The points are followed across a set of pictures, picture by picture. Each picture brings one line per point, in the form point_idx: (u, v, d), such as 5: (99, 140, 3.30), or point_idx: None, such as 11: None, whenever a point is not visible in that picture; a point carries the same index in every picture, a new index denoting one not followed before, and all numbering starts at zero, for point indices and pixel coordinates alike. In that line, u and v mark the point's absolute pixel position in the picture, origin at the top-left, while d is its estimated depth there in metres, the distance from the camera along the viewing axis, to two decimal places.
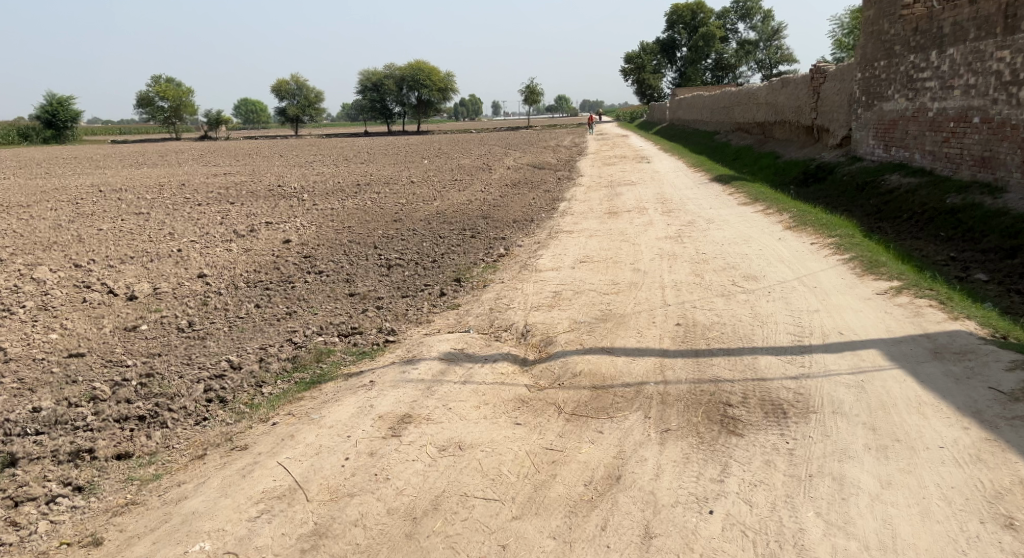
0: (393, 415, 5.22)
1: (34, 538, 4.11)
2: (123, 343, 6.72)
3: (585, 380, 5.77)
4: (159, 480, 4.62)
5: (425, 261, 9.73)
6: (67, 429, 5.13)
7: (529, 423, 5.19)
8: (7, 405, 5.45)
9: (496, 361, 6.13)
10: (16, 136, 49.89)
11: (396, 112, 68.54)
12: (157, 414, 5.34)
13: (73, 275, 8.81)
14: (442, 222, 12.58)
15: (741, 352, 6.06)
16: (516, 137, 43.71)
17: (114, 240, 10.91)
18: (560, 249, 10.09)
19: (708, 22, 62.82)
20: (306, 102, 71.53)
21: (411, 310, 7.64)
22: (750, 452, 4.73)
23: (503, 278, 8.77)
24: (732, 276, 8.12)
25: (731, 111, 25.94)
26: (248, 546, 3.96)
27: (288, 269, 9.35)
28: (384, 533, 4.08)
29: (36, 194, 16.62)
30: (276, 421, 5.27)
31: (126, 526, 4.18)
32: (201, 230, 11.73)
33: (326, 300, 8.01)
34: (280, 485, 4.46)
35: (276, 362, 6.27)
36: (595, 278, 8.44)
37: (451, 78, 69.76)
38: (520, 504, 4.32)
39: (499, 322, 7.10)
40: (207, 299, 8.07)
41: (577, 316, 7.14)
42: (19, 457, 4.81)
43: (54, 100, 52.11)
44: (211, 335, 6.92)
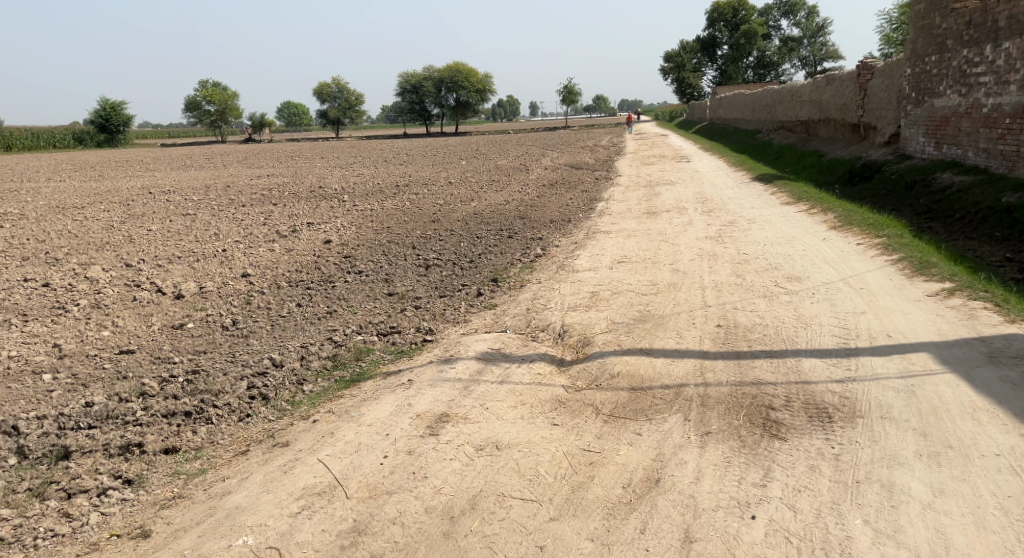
0: (431, 414, 5.24)
1: (86, 529, 4.22)
2: (170, 341, 6.88)
3: (623, 382, 5.71)
4: (204, 475, 4.72)
5: (462, 262, 9.76)
6: (118, 424, 5.28)
7: (566, 423, 5.17)
8: (61, 399, 5.62)
9: (533, 361, 6.12)
10: (72, 140, 51.71)
11: (435, 113, 68.94)
12: (202, 410, 5.46)
13: (124, 275, 9.08)
14: (480, 223, 12.60)
15: (784, 355, 5.93)
16: (552, 137, 43.59)
17: (163, 240, 11.19)
18: (598, 249, 10.03)
19: (750, 20, 61.84)
20: (346, 104, 72.50)
21: (448, 310, 7.67)
22: (794, 456, 4.63)
23: (540, 278, 8.75)
24: (774, 277, 7.97)
25: (774, 110, 25.45)
26: (289, 542, 4.01)
27: (329, 269, 9.48)
28: (422, 531, 4.10)
29: (90, 196, 17.15)
30: (317, 419, 5.34)
31: (173, 519, 4.28)
32: (245, 231, 11.96)
33: (365, 299, 8.10)
34: (320, 481, 4.51)
35: (316, 360, 6.35)
36: (634, 279, 8.36)
37: (489, 79, 69.92)
38: (558, 506, 4.29)
39: (536, 322, 7.08)
40: (251, 298, 8.22)
41: (615, 316, 7.08)
42: (72, 450, 4.95)
43: (107, 105, 53.65)
44: (254, 333, 7.04)
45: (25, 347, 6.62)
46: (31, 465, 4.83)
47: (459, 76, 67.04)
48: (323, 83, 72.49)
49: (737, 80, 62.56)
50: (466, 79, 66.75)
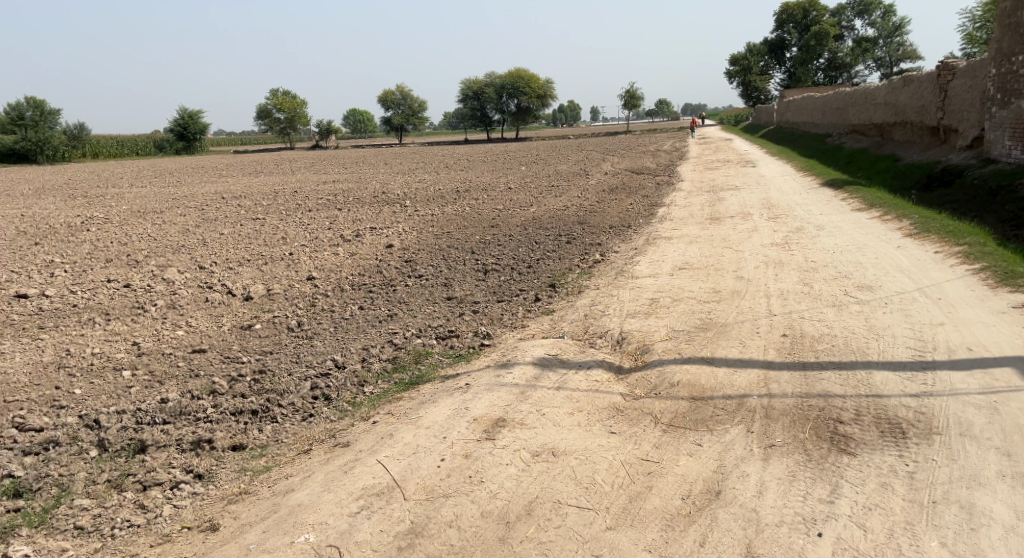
0: (488, 419, 5.26)
1: (159, 521, 4.41)
2: (239, 341, 7.14)
3: (683, 391, 5.61)
4: (270, 472, 4.86)
5: (520, 267, 9.78)
6: (190, 420, 5.50)
7: (624, 432, 5.11)
8: (138, 395, 5.89)
9: (591, 368, 6.07)
10: (152, 148, 54.29)
11: (496, 119, 69.36)
12: (268, 409, 5.64)
13: (198, 276, 9.47)
14: (539, 228, 12.61)
15: (854, 366, 5.71)
16: (613, 142, 43.24)
17: (234, 244, 11.61)
18: (658, 256, 9.88)
19: (821, 20, 60.00)
20: (410, 111, 73.72)
21: (506, 315, 7.70)
22: (864, 473, 4.45)
23: (598, 284, 8.69)
24: (844, 285, 7.69)
25: (846, 112, 24.58)
26: (349, 541, 4.09)
27: (390, 272, 9.66)
28: (478, 536, 4.11)
29: (168, 201, 17.96)
30: (376, 420, 5.43)
31: (240, 514, 4.42)
32: (311, 235, 12.31)
33: (425, 303, 8.20)
34: (378, 482, 4.59)
35: (377, 362, 6.48)
36: (696, 286, 8.21)
37: (550, 85, 69.92)
38: (615, 515, 4.24)
39: (594, 329, 7.02)
40: (315, 300, 8.46)
41: (675, 324, 6.96)
42: (147, 444, 5.17)
43: (184, 113, 56.10)
44: (318, 334, 7.23)
45: (107, 344, 6.96)
46: (111, 456, 5.06)
47: (521, 83, 67.27)
48: (388, 91, 73.92)
49: (807, 83, 60.72)
50: (527, 86, 66.91)
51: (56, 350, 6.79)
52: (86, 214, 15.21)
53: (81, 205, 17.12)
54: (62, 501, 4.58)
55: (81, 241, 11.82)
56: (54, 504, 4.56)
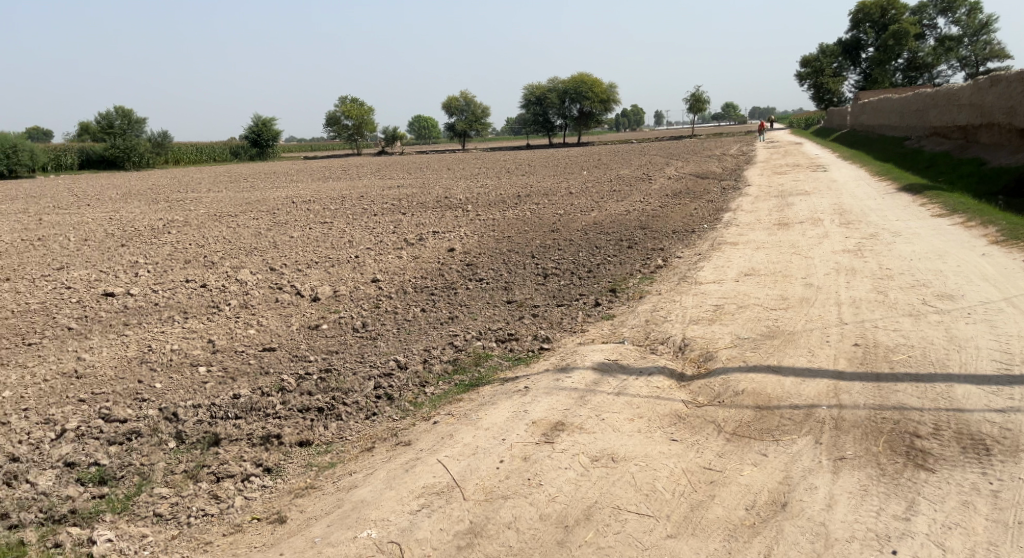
0: (547, 422, 5.27)
1: (231, 511, 4.59)
2: (306, 340, 7.38)
3: (748, 400, 5.48)
4: (334, 468, 5.00)
5: (581, 271, 9.76)
6: (260, 416, 5.71)
7: (686, 439, 5.03)
8: (212, 390, 6.15)
9: (652, 375, 5.99)
10: (228, 154, 56.71)
11: (558, 124, 69.36)
12: (333, 407, 5.80)
13: (269, 277, 9.84)
14: (600, 232, 12.55)
15: (932, 379, 5.47)
16: (678, 146, 42.58)
17: (303, 246, 12.00)
18: (723, 261, 9.69)
19: (901, 19, 57.64)
20: (473, 117, 74.50)
21: (565, 319, 7.70)
22: (942, 489, 4.26)
23: (660, 289, 8.59)
24: (922, 294, 7.37)
25: (927, 114, 23.54)
26: (409, 538, 4.16)
27: (452, 276, 9.80)
28: (537, 538, 4.12)
29: (243, 204, 18.74)
30: (437, 420, 5.52)
31: (306, 508, 4.56)
32: (377, 238, 12.60)
33: (485, 306, 8.28)
34: (438, 481, 4.66)
35: (438, 363, 6.58)
36: (763, 293, 8.02)
37: (614, 90, 69.48)
38: (676, 523, 4.19)
39: (655, 335, 6.94)
40: (379, 302, 8.66)
41: (740, 331, 6.82)
42: (221, 437, 5.39)
43: (258, 120, 58.31)
44: (382, 335, 7.40)
45: (185, 341, 7.30)
46: (187, 448, 5.30)
47: (584, 88, 67.07)
48: (452, 97, 74.84)
49: (884, 84, 58.38)
50: (590, 90, 66.63)
51: (139, 346, 7.16)
52: (168, 217, 15.99)
53: (163, 209, 18.02)
54: (143, 489, 4.81)
55: (162, 243, 12.43)
56: (136, 491, 4.79)
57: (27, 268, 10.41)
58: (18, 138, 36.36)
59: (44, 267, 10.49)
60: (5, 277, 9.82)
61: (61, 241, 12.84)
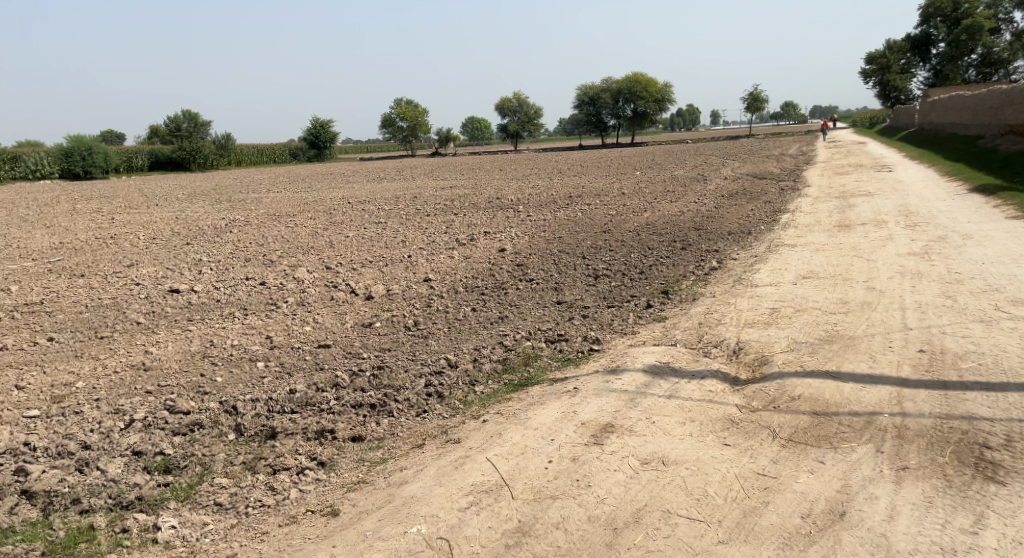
0: (596, 423, 5.25)
1: (287, 503, 4.72)
2: (360, 337, 7.53)
3: (805, 406, 5.35)
4: (386, 464, 5.09)
5: (632, 272, 9.67)
6: (315, 410, 5.86)
7: (739, 444, 4.94)
8: (270, 384, 6.33)
9: (704, 378, 5.89)
10: (287, 156, 58.24)
11: (611, 125, 68.86)
12: (385, 403, 5.90)
13: (325, 276, 10.07)
14: (652, 233, 12.42)
15: (1004, 388, 5.22)
16: (735, 146, 41.73)
17: (358, 246, 12.24)
18: (780, 264, 9.47)
19: (974, 13, 55.17)
20: (526, 118, 74.56)
21: (616, 321, 7.64)
22: (1013, 504, 4.08)
23: (714, 292, 8.44)
24: (994, 300, 7.05)
25: (1003, 111, 22.49)
26: (458, 535, 4.20)
27: (502, 276, 9.85)
28: (585, 539, 4.11)
29: (300, 204, 19.21)
30: (486, 419, 5.56)
31: (358, 502, 4.65)
32: (429, 239, 12.75)
33: (535, 306, 8.30)
34: (487, 480, 4.69)
35: (488, 362, 6.62)
36: (821, 296, 7.80)
37: (669, 89, 68.53)
38: (728, 529, 4.12)
39: (709, 338, 6.82)
40: (431, 301, 8.76)
41: (797, 335, 6.64)
42: (277, 431, 5.54)
43: (316, 122, 59.68)
44: (433, 334, 7.49)
45: (245, 337, 7.54)
46: (246, 441, 5.47)
47: (639, 87, 66.36)
48: (505, 98, 74.99)
49: (956, 81, 55.96)
50: (645, 90, 65.90)
51: (202, 341, 7.43)
52: (230, 217, 16.50)
53: (225, 209, 18.62)
54: (204, 479, 4.99)
55: (225, 242, 12.85)
56: (197, 481, 4.97)
57: (100, 265, 10.91)
58: (93, 141, 38.06)
59: (115, 264, 10.97)
60: (80, 274, 10.31)
61: (130, 239, 13.42)
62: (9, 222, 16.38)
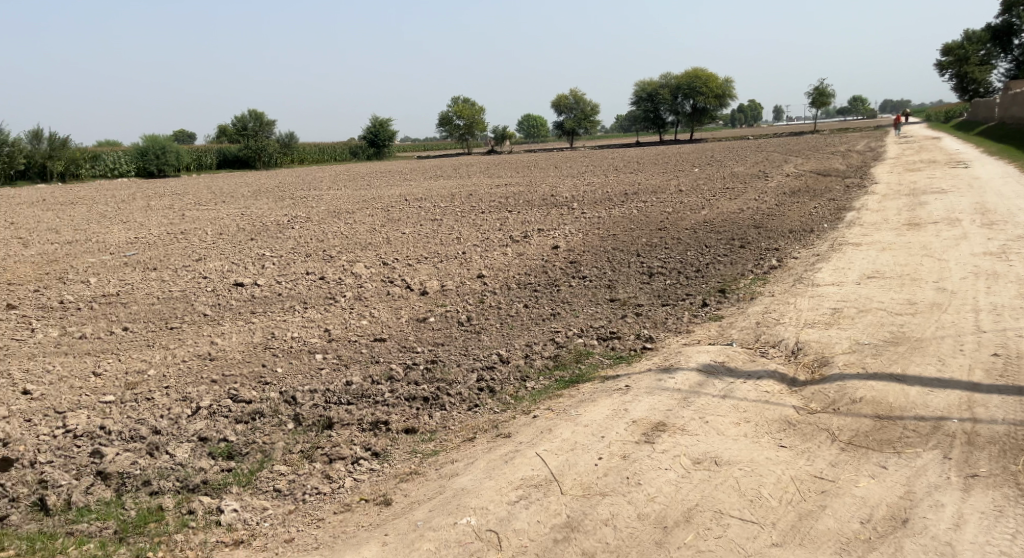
0: (648, 422, 5.21)
1: (342, 491, 4.86)
2: (414, 332, 7.67)
3: (866, 409, 5.18)
4: (438, 456, 5.19)
5: (688, 271, 9.54)
6: (370, 402, 6.00)
7: (795, 446, 4.83)
8: (327, 376, 6.52)
9: (760, 379, 5.77)
10: (347, 154, 59.52)
11: (670, 121, 67.84)
12: (438, 397, 6.00)
13: (382, 271, 10.27)
14: (710, 231, 12.20)
15: None
16: (797, 142, 40.59)
17: (415, 242, 12.45)
18: (843, 263, 9.18)
19: None
20: (583, 115, 74.13)
21: (670, 319, 7.55)
22: None
23: (773, 291, 8.26)
24: None
25: None
26: (508, 528, 4.24)
27: (555, 273, 9.86)
28: (635, 537, 4.10)
29: (359, 202, 19.63)
30: (537, 414, 5.59)
31: (411, 492, 4.76)
32: (483, 235, 12.86)
33: (587, 303, 8.29)
34: (537, 474, 4.72)
35: (539, 359, 6.65)
36: (888, 296, 7.53)
37: (730, 84, 67.07)
38: (782, 531, 4.04)
39: (766, 337, 6.68)
40: (484, 297, 8.84)
41: (860, 336, 6.44)
42: (334, 421, 5.70)
43: (376, 121, 60.76)
44: (485, 330, 7.56)
45: (304, 330, 7.78)
46: (304, 430, 5.64)
47: (699, 82, 65.17)
48: (562, 96, 74.82)
49: None
50: (704, 85, 64.57)
51: (264, 333, 7.70)
52: (292, 213, 16.95)
53: (287, 205, 19.20)
54: (265, 466, 5.17)
55: (287, 237, 13.25)
56: (258, 467, 5.17)
57: (171, 259, 11.40)
58: (166, 140, 39.56)
59: (184, 258, 11.45)
60: (152, 267, 10.80)
61: (199, 234, 13.96)
62: (89, 217, 17.24)
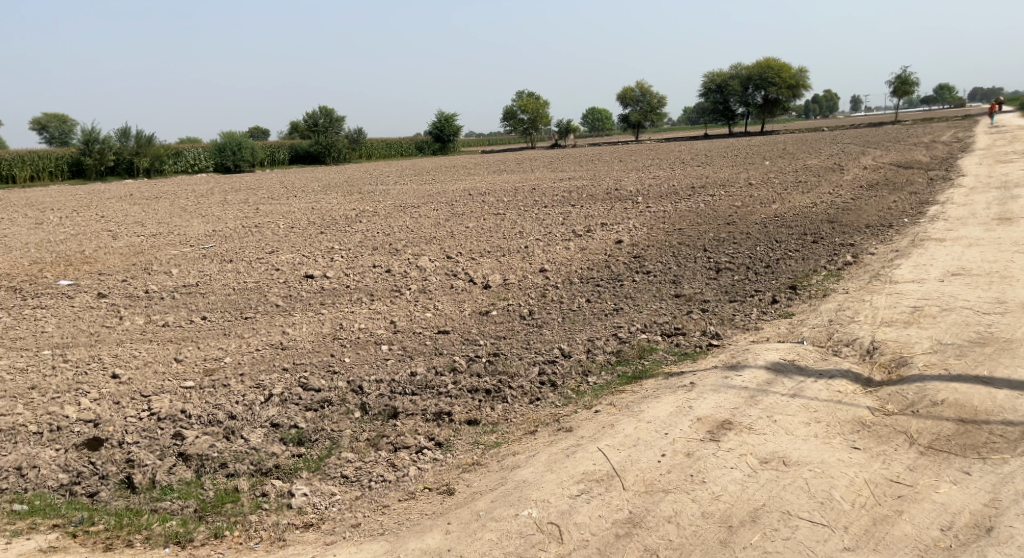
0: (713, 419, 5.10)
1: (406, 479, 4.96)
2: (477, 324, 7.75)
3: (949, 411, 4.94)
4: (499, 447, 5.23)
5: (758, 266, 9.29)
6: (433, 393, 6.10)
7: (870, 448, 4.65)
8: (392, 366, 6.65)
9: (833, 378, 5.56)
10: (414, 149, 60.47)
11: (740, 113, 66.03)
12: (499, 389, 6.05)
13: (446, 265, 10.39)
14: (780, 226, 11.84)
15: None
16: (875, 133, 38.91)
17: (478, 236, 12.54)
18: (925, 259, 8.75)
19: None
20: (649, 108, 72.90)
21: (737, 316, 7.38)
22: None
23: (847, 288, 7.95)
24: None
25: None
26: (569, 521, 4.24)
27: (619, 267, 9.76)
28: (698, 535, 4.03)
29: (425, 196, 19.93)
30: (598, 409, 5.56)
31: (473, 483, 4.81)
32: (547, 229, 12.83)
33: (651, 299, 8.18)
34: (598, 469, 4.69)
35: (602, 354, 6.61)
36: (975, 295, 7.14)
37: (804, 74, 64.73)
38: (855, 536, 3.91)
39: (839, 336, 6.44)
40: (546, 291, 8.83)
41: (943, 336, 6.13)
42: (399, 411, 5.82)
43: (441, 117, 61.39)
44: (547, 324, 7.57)
45: (371, 321, 7.96)
46: (370, 419, 5.78)
47: (771, 73, 63.11)
48: (628, 88, 73.84)
49: None
50: (777, 75, 62.55)
51: (332, 323, 7.92)
52: (359, 208, 17.35)
53: (356, 200, 19.65)
54: (333, 452, 5.33)
55: (354, 231, 13.57)
56: (326, 454, 5.32)
57: (246, 251, 11.83)
58: (243, 137, 41.04)
59: (258, 251, 11.89)
60: (229, 259, 11.24)
61: (271, 228, 14.45)
62: (172, 212, 18.06)
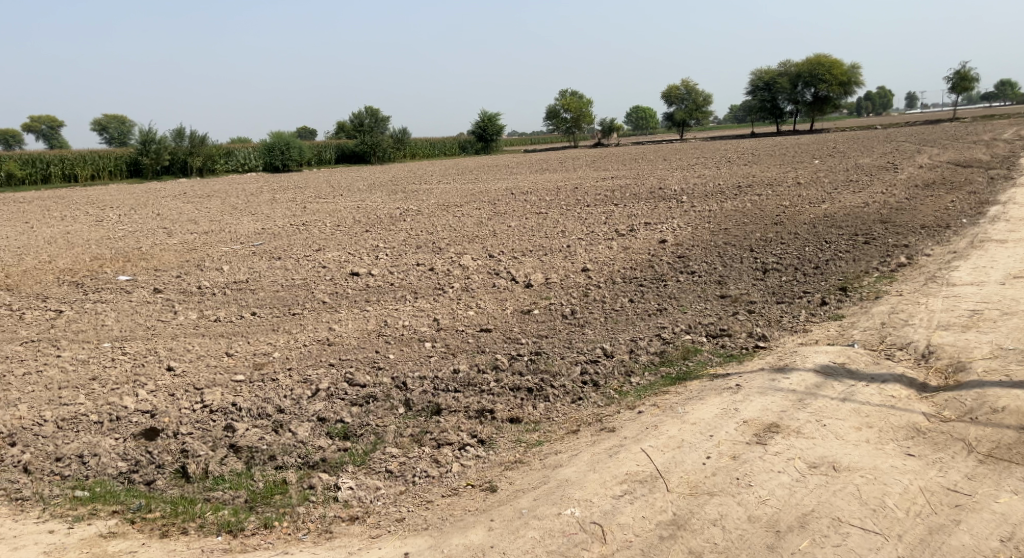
0: (760, 422, 5.01)
1: (450, 475, 5.00)
2: (519, 323, 7.76)
3: (1010, 419, 4.76)
4: (542, 446, 5.24)
5: (806, 267, 9.08)
6: (476, 390, 6.13)
7: (925, 455, 4.52)
8: (436, 363, 6.72)
9: (886, 383, 5.42)
10: (457, 149, 60.86)
11: (789, 111, 64.58)
12: (542, 388, 6.05)
13: (488, 264, 10.42)
14: (830, 226, 11.56)
15: None
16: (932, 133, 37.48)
17: (520, 235, 12.54)
18: (986, 262, 8.42)
19: None
20: (694, 106, 71.90)
21: (785, 318, 7.23)
22: None
23: (901, 290, 7.71)
24: None
25: None
26: (612, 521, 4.22)
27: (662, 267, 9.66)
28: (745, 539, 3.97)
29: (468, 195, 20.03)
30: (642, 410, 5.52)
31: (515, 481, 4.82)
32: (590, 229, 12.77)
33: (696, 299, 8.08)
34: (642, 470, 4.65)
35: (645, 354, 6.55)
36: None
37: (857, 71, 62.89)
38: (909, 545, 3.80)
39: (893, 339, 6.26)
40: (588, 291, 8.79)
41: (1004, 341, 5.90)
42: (442, 407, 5.87)
43: (484, 117, 61.59)
44: (589, 323, 7.54)
45: (414, 318, 8.05)
46: (414, 415, 5.84)
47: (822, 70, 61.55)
48: (674, 86, 72.94)
49: None
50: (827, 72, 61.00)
51: (377, 320, 8.03)
52: (404, 207, 17.51)
53: (400, 199, 19.87)
54: (377, 447, 5.40)
55: (399, 229, 13.72)
56: (371, 448, 5.40)
57: (293, 249, 12.09)
58: (291, 137, 41.87)
59: (306, 248, 12.12)
60: (277, 256, 11.50)
61: (319, 226, 14.71)
62: (223, 210, 18.53)
